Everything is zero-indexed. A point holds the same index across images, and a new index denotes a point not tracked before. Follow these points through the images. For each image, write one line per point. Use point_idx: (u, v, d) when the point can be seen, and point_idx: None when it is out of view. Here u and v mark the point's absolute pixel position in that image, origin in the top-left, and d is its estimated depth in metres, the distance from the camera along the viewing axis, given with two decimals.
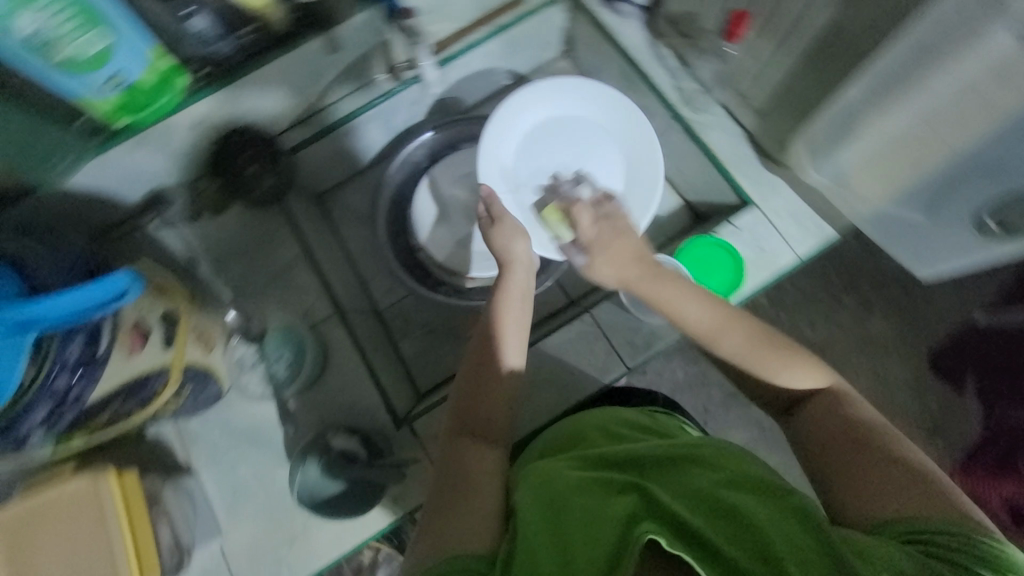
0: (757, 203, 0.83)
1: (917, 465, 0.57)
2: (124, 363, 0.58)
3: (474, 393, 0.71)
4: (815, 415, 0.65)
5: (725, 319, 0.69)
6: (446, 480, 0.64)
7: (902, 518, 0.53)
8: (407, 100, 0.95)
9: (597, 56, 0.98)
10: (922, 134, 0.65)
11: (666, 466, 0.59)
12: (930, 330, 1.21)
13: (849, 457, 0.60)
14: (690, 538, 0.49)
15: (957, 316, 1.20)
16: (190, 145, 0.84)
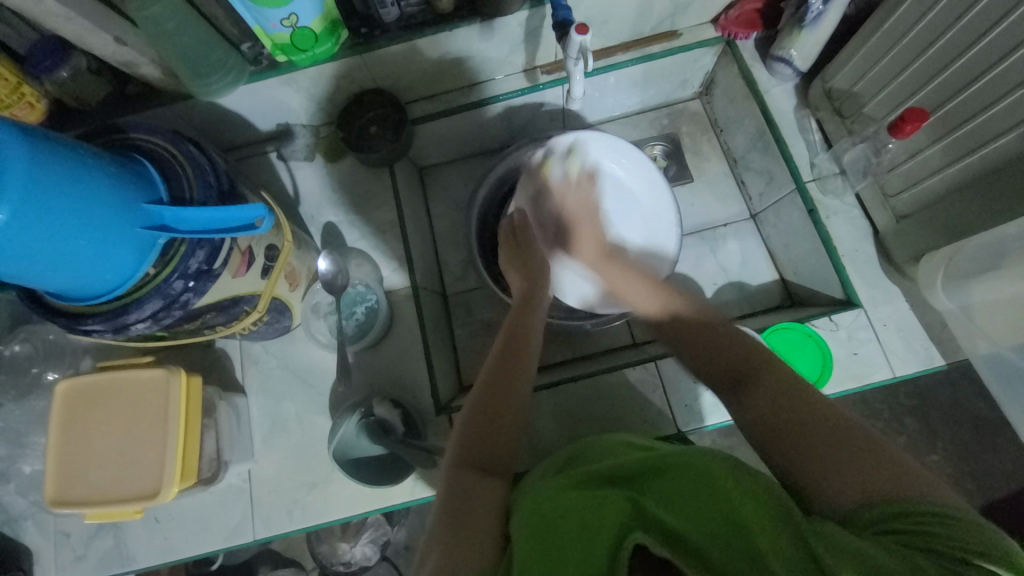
0: (865, 306, 0.78)
1: (871, 437, 0.45)
2: (229, 282, 0.62)
3: (489, 418, 0.59)
4: (778, 385, 0.52)
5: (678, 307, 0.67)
6: (450, 510, 0.52)
7: (877, 500, 0.41)
8: (537, 99, 0.95)
9: (734, 108, 0.95)
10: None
11: (656, 473, 0.50)
12: (988, 482, 1.14)
13: (786, 431, 0.49)
14: (685, 550, 0.42)
15: (1019, 475, 1.13)
16: (328, 92, 0.88)
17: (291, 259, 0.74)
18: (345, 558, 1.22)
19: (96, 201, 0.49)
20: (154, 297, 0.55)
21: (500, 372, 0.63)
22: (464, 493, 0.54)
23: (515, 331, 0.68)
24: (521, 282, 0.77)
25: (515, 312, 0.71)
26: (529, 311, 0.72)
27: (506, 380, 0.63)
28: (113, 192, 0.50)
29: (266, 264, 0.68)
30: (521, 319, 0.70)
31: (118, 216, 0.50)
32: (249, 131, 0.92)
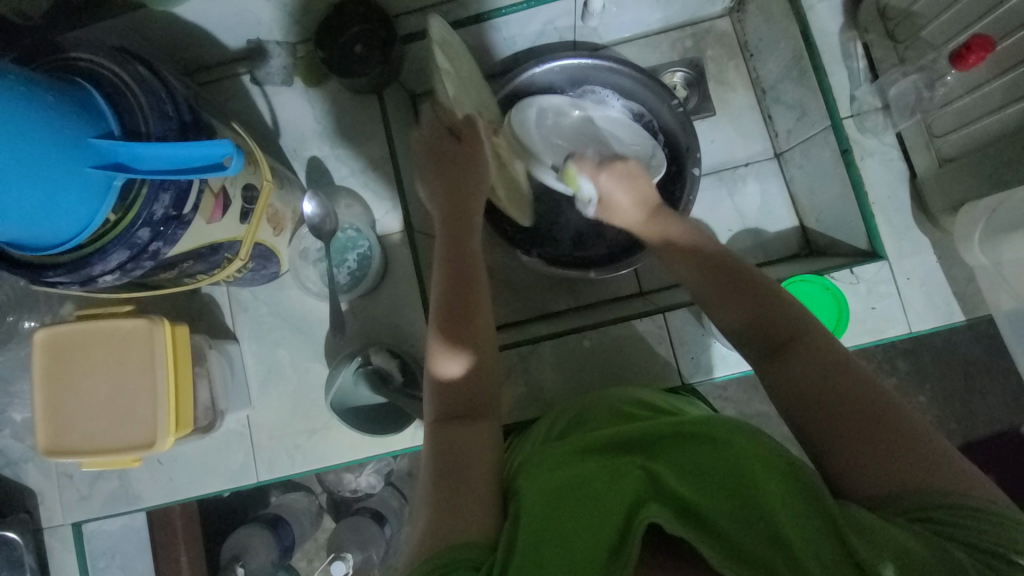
0: (890, 258, 0.73)
1: (911, 429, 0.46)
2: (203, 227, 0.56)
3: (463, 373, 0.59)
4: (802, 363, 0.51)
5: (756, 296, 0.56)
6: (442, 463, 0.53)
7: (904, 489, 0.44)
8: (545, 13, 0.83)
9: (768, 27, 0.84)
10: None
11: (674, 442, 0.51)
12: (972, 422, 1.16)
13: (817, 411, 0.49)
14: (694, 520, 0.43)
15: (1004, 417, 1.15)
16: (305, 1, 0.76)
17: (273, 200, 0.68)
18: (352, 486, 1.29)
19: (28, 138, 0.41)
20: (118, 247, 0.49)
21: (458, 324, 0.60)
22: (452, 446, 0.54)
23: (459, 261, 0.64)
24: (446, 201, 0.67)
25: (445, 213, 0.66)
26: (464, 222, 0.66)
27: (459, 344, 0.60)
28: (49, 125, 0.43)
29: (244, 207, 0.62)
30: (458, 263, 0.63)
31: (59, 155, 0.43)
32: (216, 49, 0.80)
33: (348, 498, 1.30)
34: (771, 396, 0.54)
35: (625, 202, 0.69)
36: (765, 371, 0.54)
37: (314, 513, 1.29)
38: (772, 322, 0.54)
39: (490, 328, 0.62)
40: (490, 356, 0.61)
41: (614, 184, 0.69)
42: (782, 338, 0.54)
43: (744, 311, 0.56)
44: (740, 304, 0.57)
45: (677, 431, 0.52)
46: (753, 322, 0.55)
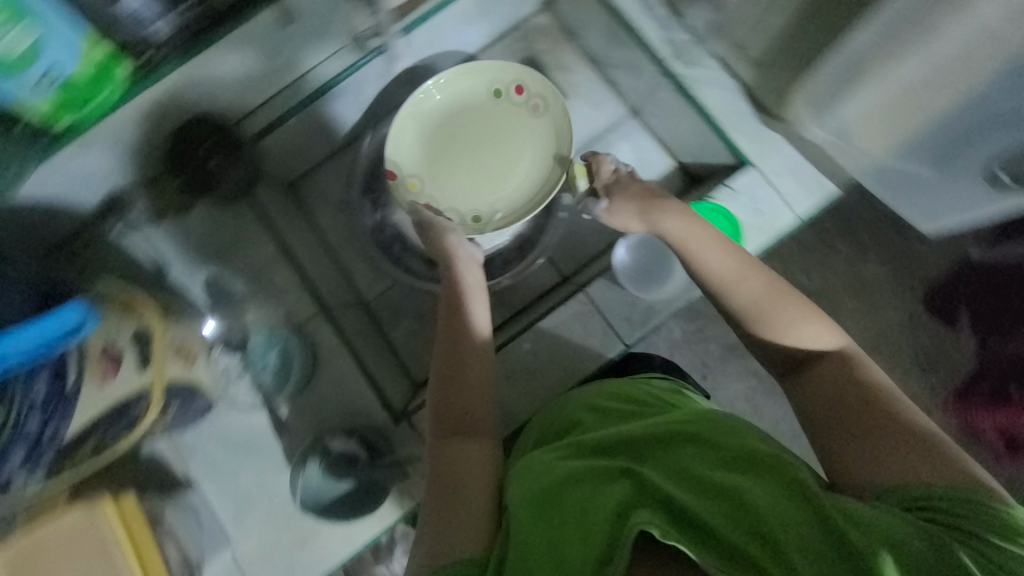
0: (754, 162, 0.79)
1: (918, 429, 0.54)
2: (96, 392, 0.60)
3: (446, 386, 0.67)
4: (827, 378, 0.60)
5: (738, 269, 0.67)
6: (439, 476, 0.62)
7: (897, 485, 0.51)
8: (377, 69, 0.87)
9: (576, 8, 0.91)
10: (912, 92, 0.60)
11: (665, 445, 0.56)
12: (925, 271, 1.16)
13: (840, 410, 0.58)
14: (690, 524, 0.48)
15: (949, 255, 1.14)
16: (143, 139, 0.77)
17: (171, 334, 0.67)
18: None
19: None
20: (17, 444, 0.57)
21: (453, 352, 0.69)
22: (447, 464, 0.62)
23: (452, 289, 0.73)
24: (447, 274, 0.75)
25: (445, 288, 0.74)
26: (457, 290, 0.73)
27: (452, 373, 0.68)
28: None
29: (143, 354, 0.63)
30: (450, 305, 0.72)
31: None
32: (76, 215, 0.80)
33: None
34: (800, 414, 0.62)
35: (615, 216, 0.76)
36: (793, 390, 0.63)
37: None
38: (757, 314, 0.65)
39: (484, 353, 0.70)
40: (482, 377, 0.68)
41: (613, 199, 0.75)
42: (801, 352, 0.63)
43: (791, 343, 0.63)
44: (794, 309, 0.64)
45: (665, 432, 0.57)
46: (774, 349, 0.64)
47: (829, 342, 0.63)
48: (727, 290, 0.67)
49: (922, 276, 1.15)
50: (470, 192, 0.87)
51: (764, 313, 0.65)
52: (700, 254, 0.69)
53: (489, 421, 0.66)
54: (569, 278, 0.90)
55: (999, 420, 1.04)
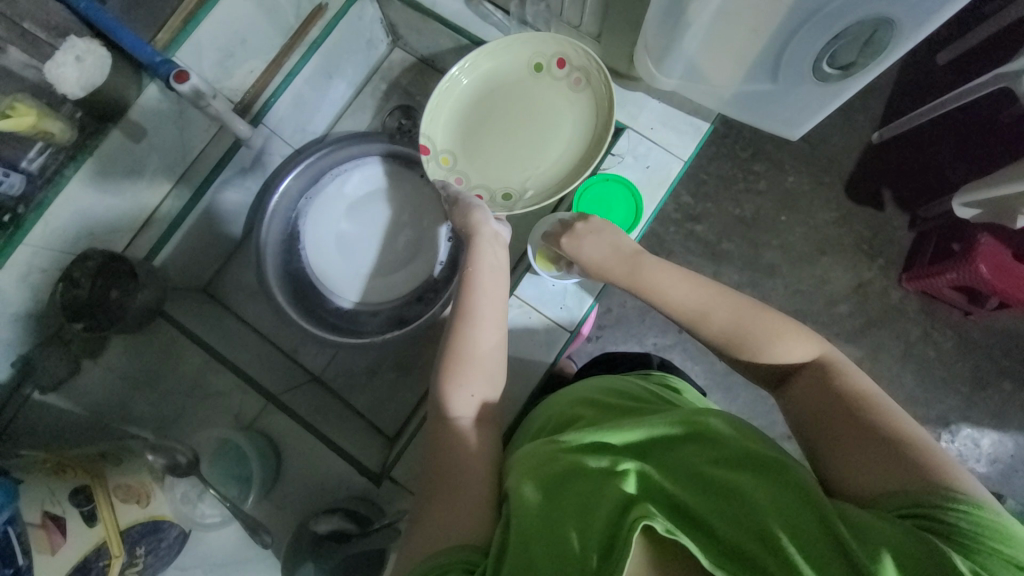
0: (628, 124, 0.83)
1: (911, 434, 0.50)
2: (51, 563, 0.55)
3: (464, 368, 0.66)
4: (810, 386, 0.58)
5: (709, 294, 0.65)
6: (438, 465, 0.60)
7: (898, 489, 0.46)
8: (251, 151, 0.88)
9: (422, 34, 0.94)
10: (730, 17, 0.63)
11: (676, 446, 0.55)
12: (840, 164, 1.20)
13: (834, 416, 0.54)
14: (688, 522, 0.46)
15: (854, 142, 1.20)
16: (33, 297, 0.74)
17: (113, 480, 0.65)
18: None
19: None
20: None
21: (470, 341, 0.67)
22: (451, 453, 0.61)
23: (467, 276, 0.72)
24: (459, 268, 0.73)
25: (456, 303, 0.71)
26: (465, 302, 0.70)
27: (458, 367, 0.66)
28: None
29: (84, 510, 0.60)
30: (462, 301, 0.70)
31: None
32: None
33: None
34: (790, 419, 0.59)
35: (587, 253, 0.71)
36: (785, 404, 0.61)
37: None
38: (737, 331, 0.62)
39: (501, 354, 0.68)
40: (493, 379, 0.67)
41: (582, 236, 0.71)
42: (788, 365, 0.60)
43: (773, 361, 0.61)
44: (767, 328, 0.61)
45: (675, 428, 0.56)
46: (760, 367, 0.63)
47: (805, 351, 0.60)
48: (698, 322, 0.64)
49: (837, 173, 1.20)
50: (545, 178, 0.83)
51: (716, 316, 0.63)
52: (643, 275, 0.68)
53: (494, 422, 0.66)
54: None
55: (951, 279, 1.07)
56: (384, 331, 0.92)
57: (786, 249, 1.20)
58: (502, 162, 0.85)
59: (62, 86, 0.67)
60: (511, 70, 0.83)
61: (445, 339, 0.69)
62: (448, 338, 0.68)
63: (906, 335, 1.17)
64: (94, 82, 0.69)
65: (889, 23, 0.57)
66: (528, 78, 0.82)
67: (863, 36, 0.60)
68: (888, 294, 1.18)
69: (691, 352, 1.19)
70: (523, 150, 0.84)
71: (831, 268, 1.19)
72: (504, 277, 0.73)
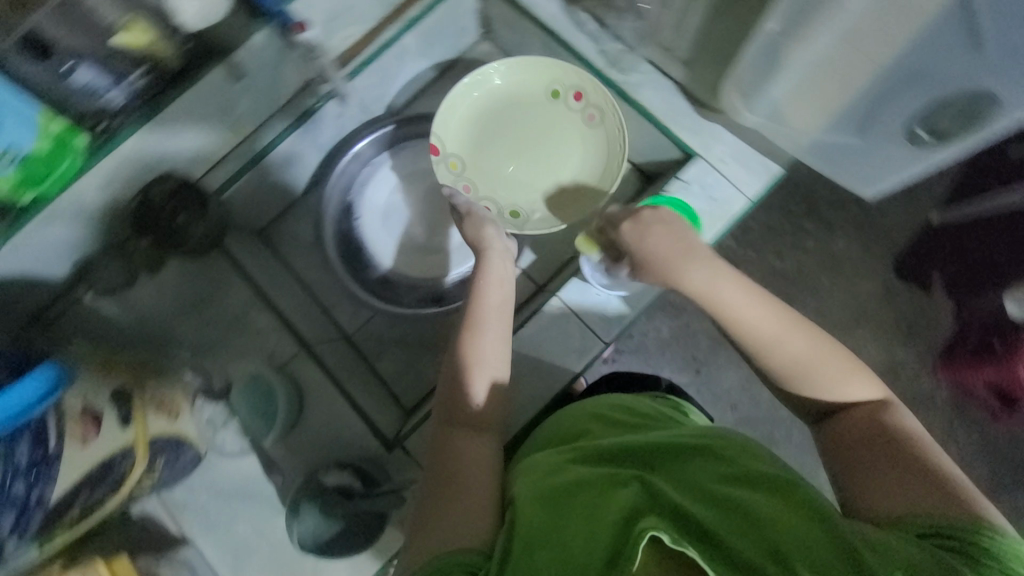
0: (700, 153, 0.83)
1: (942, 467, 0.52)
2: (81, 452, 0.59)
3: (464, 376, 0.66)
4: (859, 417, 0.58)
5: (759, 305, 0.62)
6: (440, 473, 0.60)
7: (925, 514, 0.49)
8: (331, 111, 0.91)
9: (514, 31, 0.96)
10: (834, 66, 0.65)
11: (681, 459, 0.56)
12: (894, 240, 1.18)
13: (862, 449, 0.56)
14: (693, 529, 0.47)
15: (910, 220, 1.17)
16: (108, 206, 0.79)
17: (151, 389, 0.67)
18: None
19: None
20: (5, 510, 0.56)
21: (473, 340, 0.67)
22: (450, 457, 0.61)
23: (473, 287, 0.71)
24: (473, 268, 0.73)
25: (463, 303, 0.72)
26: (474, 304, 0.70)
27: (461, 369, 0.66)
28: None
29: (122, 411, 0.62)
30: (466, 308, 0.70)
31: None
32: (49, 286, 0.81)
33: None
34: (819, 445, 0.61)
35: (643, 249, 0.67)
36: (819, 429, 0.61)
37: None
38: (808, 364, 0.61)
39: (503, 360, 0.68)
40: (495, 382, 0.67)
41: (634, 226, 0.68)
42: (837, 401, 0.60)
43: (832, 395, 0.60)
44: (831, 363, 0.60)
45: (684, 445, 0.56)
46: (811, 399, 0.61)
47: (861, 390, 0.60)
48: (767, 348, 0.61)
49: (889, 247, 1.18)
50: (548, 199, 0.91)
51: (783, 342, 0.61)
52: (692, 279, 0.64)
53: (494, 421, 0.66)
54: (542, 285, 0.92)
55: (988, 376, 1.03)
56: (420, 306, 0.94)
57: (822, 312, 1.18)
58: (512, 175, 0.92)
59: (176, 12, 0.66)
60: (534, 93, 0.90)
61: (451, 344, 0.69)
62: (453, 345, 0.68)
63: (928, 425, 1.14)
64: (213, 16, 0.69)
65: (991, 100, 0.59)
66: (547, 103, 0.90)
67: (962, 108, 0.62)
68: (918, 379, 1.15)
69: (705, 395, 1.18)
70: (529, 169, 0.92)
71: (864, 341, 1.17)
72: (512, 287, 0.73)
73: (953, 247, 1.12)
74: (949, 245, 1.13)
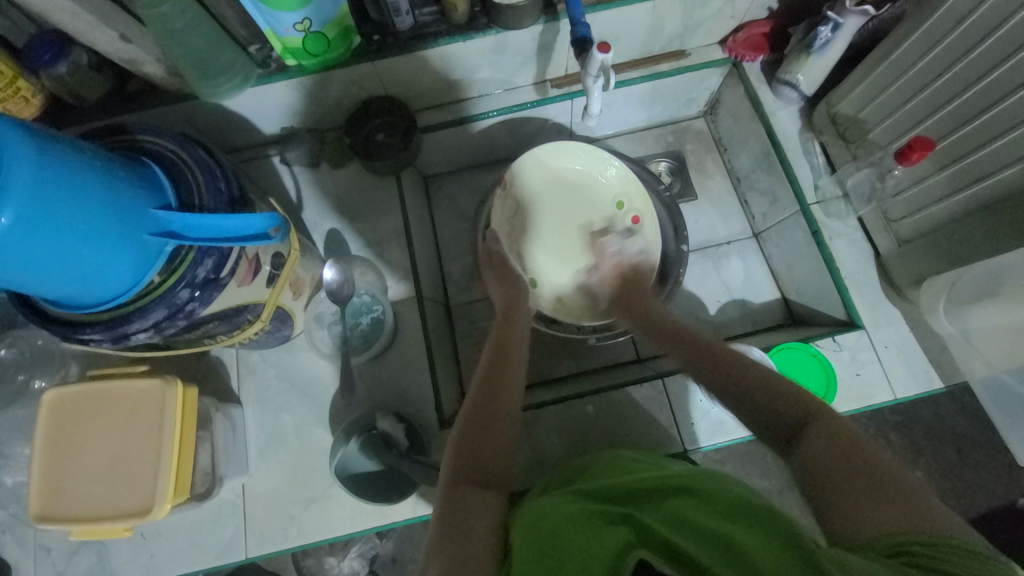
0: (867, 327, 0.79)
1: (898, 479, 0.46)
2: (234, 291, 0.60)
3: (476, 433, 0.61)
4: (820, 432, 0.52)
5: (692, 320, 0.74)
6: (448, 522, 0.53)
7: (898, 530, 0.42)
8: (547, 113, 0.96)
9: (737, 127, 0.98)
10: None
11: (660, 492, 0.49)
12: (970, 499, 1.14)
13: (838, 478, 0.48)
14: (679, 563, 0.42)
15: (997, 491, 1.15)
16: (338, 98, 0.86)
17: (296, 267, 0.72)
18: (333, 572, 1.17)
19: (67, 189, 0.44)
20: (158, 306, 0.53)
21: (492, 392, 0.65)
22: (461, 510, 0.54)
23: (497, 359, 0.69)
24: (503, 295, 0.79)
25: (501, 313, 0.76)
26: (513, 318, 0.75)
27: (494, 387, 0.65)
28: (82, 177, 0.46)
29: (271, 272, 0.66)
30: (502, 340, 0.72)
31: (82, 204, 0.46)
32: (253, 133, 0.90)
33: None
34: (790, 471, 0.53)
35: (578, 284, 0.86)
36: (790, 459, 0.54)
37: None
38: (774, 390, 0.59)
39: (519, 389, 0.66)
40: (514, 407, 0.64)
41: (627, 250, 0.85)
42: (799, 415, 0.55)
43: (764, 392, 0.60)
44: (763, 379, 0.61)
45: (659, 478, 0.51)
46: (751, 396, 0.60)
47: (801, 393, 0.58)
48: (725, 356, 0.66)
49: (962, 502, 1.14)
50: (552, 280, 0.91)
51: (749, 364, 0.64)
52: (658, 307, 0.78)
53: (507, 471, 0.60)
54: (642, 359, 0.93)
55: None
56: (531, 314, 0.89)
57: None
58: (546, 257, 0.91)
59: None
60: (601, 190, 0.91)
61: (478, 369, 0.69)
62: (480, 369, 0.68)
63: None
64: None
65: None
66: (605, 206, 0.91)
67: None
68: None
69: None
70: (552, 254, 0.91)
71: None
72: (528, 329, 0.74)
73: None
74: None
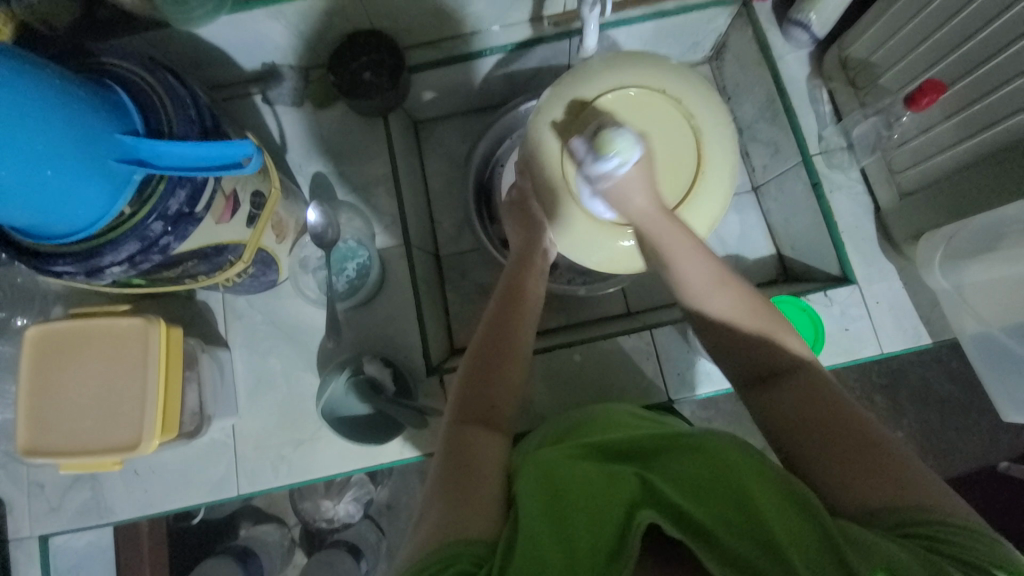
0: (860, 283, 0.78)
1: (897, 450, 0.47)
2: (212, 228, 0.58)
3: (480, 379, 0.59)
4: (804, 390, 0.53)
5: (743, 304, 0.57)
6: (449, 460, 0.52)
7: (891, 504, 0.44)
8: (543, 53, 0.90)
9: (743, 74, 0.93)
10: None
11: (671, 452, 0.51)
12: (947, 458, 1.17)
13: (813, 441, 0.50)
14: (691, 527, 0.42)
15: (973, 450, 1.18)
16: (321, 32, 0.81)
17: (278, 208, 0.70)
18: (329, 515, 1.22)
19: (22, 105, 0.42)
20: (130, 238, 0.51)
21: (493, 343, 0.61)
22: (460, 448, 0.53)
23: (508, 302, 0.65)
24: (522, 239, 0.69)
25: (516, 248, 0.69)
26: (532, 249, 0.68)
27: (497, 345, 0.61)
28: (41, 94, 0.43)
29: (252, 211, 0.64)
30: (513, 277, 0.66)
31: (42, 124, 0.43)
32: (232, 69, 0.85)
33: (322, 530, 1.22)
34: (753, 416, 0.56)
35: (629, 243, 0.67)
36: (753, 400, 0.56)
37: (287, 548, 1.22)
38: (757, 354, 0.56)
39: (526, 336, 0.63)
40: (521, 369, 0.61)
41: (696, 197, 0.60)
42: (784, 362, 0.56)
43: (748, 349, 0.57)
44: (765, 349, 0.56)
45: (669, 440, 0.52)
46: (740, 358, 0.57)
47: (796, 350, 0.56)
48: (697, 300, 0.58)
49: (939, 461, 1.17)
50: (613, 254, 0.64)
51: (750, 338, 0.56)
52: (684, 267, 0.58)
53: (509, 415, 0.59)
54: (632, 312, 0.93)
55: None
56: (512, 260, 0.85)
57: None
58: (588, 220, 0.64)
59: None
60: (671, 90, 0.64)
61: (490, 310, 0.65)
62: (491, 308, 0.65)
63: None
64: None
65: None
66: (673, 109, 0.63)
67: None
68: None
69: None
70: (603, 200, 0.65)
71: None
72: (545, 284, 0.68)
73: (999, 500, 1.16)
74: (996, 496, 1.16)
